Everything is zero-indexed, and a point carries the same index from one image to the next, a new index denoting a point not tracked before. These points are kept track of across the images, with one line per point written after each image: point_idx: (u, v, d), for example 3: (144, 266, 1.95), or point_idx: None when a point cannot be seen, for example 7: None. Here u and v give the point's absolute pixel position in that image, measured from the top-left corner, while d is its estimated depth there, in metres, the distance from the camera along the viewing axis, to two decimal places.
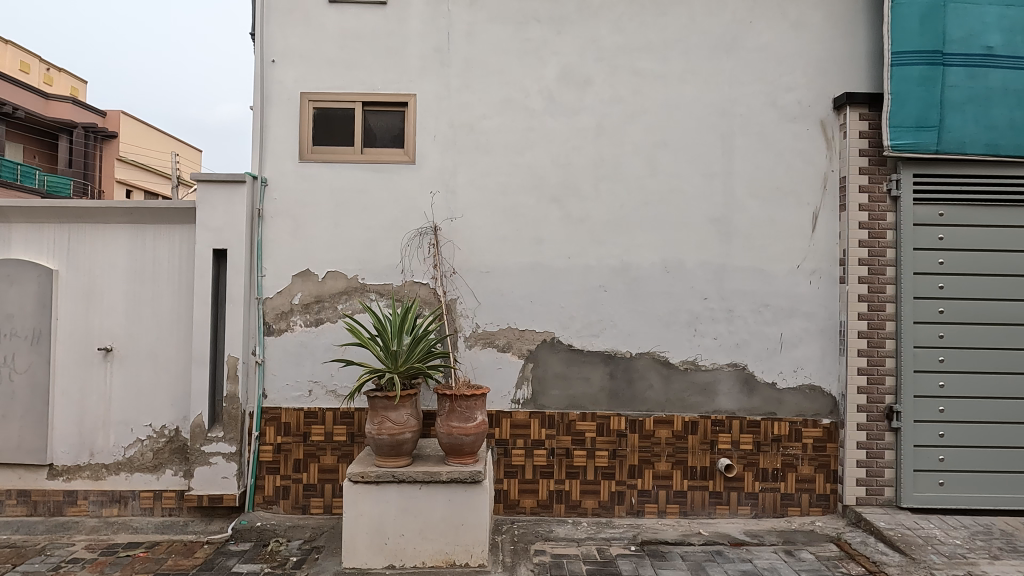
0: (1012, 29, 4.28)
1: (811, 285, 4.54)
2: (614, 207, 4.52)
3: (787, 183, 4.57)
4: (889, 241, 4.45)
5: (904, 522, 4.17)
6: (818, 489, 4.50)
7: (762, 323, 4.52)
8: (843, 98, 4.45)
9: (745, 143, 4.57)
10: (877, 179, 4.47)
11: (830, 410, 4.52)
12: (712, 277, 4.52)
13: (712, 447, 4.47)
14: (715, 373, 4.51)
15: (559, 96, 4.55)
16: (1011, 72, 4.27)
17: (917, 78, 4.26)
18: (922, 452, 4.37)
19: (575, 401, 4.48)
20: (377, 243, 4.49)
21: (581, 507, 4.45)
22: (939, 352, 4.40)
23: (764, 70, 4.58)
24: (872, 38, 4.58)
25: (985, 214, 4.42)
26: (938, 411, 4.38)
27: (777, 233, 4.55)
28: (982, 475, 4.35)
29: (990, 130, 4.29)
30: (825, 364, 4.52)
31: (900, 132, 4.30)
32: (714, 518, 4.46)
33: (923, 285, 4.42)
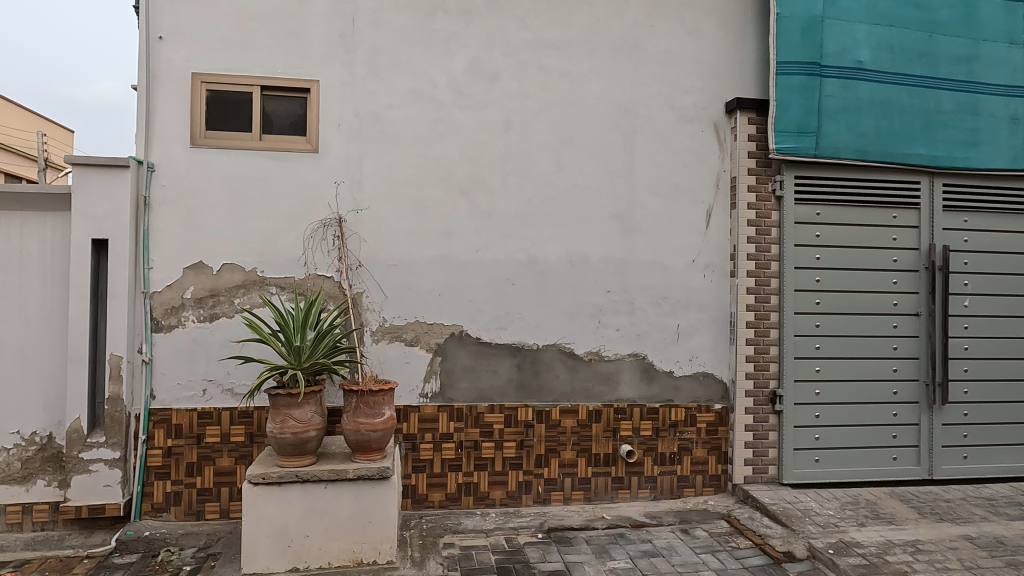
0: (878, 47, 4.72)
1: (706, 278, 4.81)
2: (522, 201, 4.58)
3: (684, 181, 4.81)
4: (773, 238, 4.79)
5: (786, 496, 4.53)
6: (711, 470, 4.78)
7: (660, 314, 4.74)
8: (734, 103, 4.74)
9: (645, 142, 4.76)
10: (763, 179, 4.79)
11: (721, 396, 4.81)
12: (615, 270, 4.68)
13: (614, 434, 4.65)
14: (618, 363, 4.68)
15: (467, 88, 4.54)
16: (877, 85, 4.71)
17: (798, 87, 4.61)
18: (801, 432, 4.75)
19: (483, 393, 4.51)
20: (277, 234, 4.30)
21: (490, 498, 4.49)
22: (816, 339, 4.80)
23: (663, 73, 4.78)
24: (759, 47, 4.90)
25: (855, 214, 4.86)
26: (814, 394, 4.77)
27: (675, 228, 4.78)
28: (852, 451, 4.80)
29: (860, 137, 4.72)
30: (716, 352, 4.81)
31: (784, 136, 4.64)
32: (617, 502, 4.63)
33: (802, 278, 4.79)
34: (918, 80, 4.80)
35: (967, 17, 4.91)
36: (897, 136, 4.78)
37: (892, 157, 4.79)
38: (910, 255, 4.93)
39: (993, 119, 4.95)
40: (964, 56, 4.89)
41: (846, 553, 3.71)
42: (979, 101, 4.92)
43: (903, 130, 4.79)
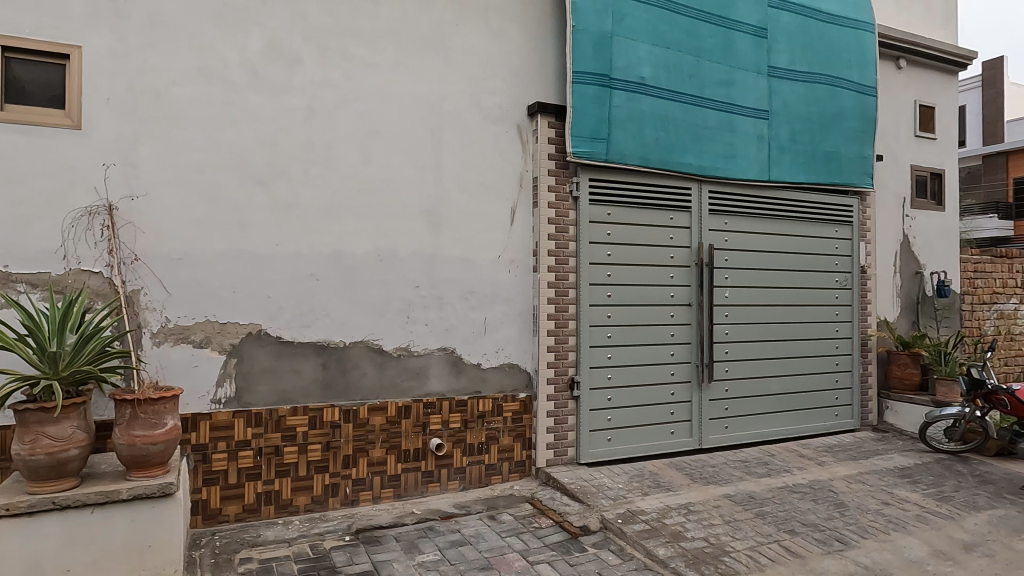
0: (657, 66, 5.28)
1: (510, 273, 5.01)
2: (326, 193, 4.39)
3: (489, 179, 4.96)
4: (571, 235, 5.13)
5: (583, 475, 4.90)
6: (516, 456, 4.99)
7: (468, 308, 4.85)
8: (535, 107, 5.00)
9: (453, 139, 4.83)
10: (562, 180, 5.11)
11: (526, 385, 5.06)
12: (423, 265, 4.69)
13: (424, 428, 4.65)
14: (427, 357, 4.70)
15: (264, 70, 4.24)
16: (656, 100, 5.27)
17: (591, 96, 4.99)
18: (596, 414, 5.17)
19: (284, 395, 4.26)
20: (26, 222, 3.66)
21: (293, 505, 4.25)
22: (608, 329, 5.24)
23: (469, 72, 4.89)
24: (557, 56, 5.22)
25: (639, 215, 5.38)
26: (607, 379, 5.22)
27: (481, 225, 4.92)
28: (638, 429, 5.33)
29: (643, 145, 5.24)
30: (521, 343, 5.05)
31: (579, 141, 4.99)
32: (426, 496, 4.65)
33: (596, 273, 5.20)
34: (689, 98, 5.45)
35: (726, 47, 5.68)
36: (673, 147, 5.39)
37: (669, 165, 5.39)
38: (684, 253, 5.59)
39: (746, 137, 5.80)
40: (724, 80, 5.65)
41: (632, 521, 4.12)
42: (735, 120, 5.73)
43: (677, 141, 5.41)
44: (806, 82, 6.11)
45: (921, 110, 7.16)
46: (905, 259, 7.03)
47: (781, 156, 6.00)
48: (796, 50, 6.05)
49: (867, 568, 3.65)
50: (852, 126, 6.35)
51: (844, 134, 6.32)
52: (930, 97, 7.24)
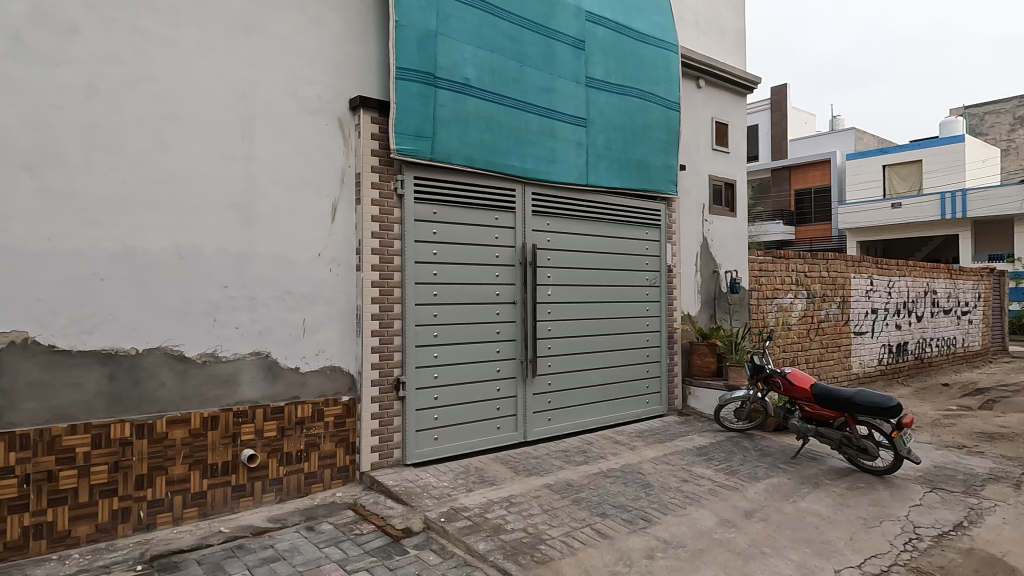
0: (481, 68, 5.37)
1: (331, 272, 4.82)
2: (113, 183, 3.90)
3: (308, 174, 4.73)
4: (396, 234, 5.05)
5: (408, 476, 4.85)
6: (338, 462, 4.82)
7: (285, 309, 4.58)
8: (357, 100, 4.85)
9: (266, 129, 4.53)
10: (386, 178, 5.01)
11: (349, 388, 4.89)
12: (233, 264, 4.35)
13: (234, 440, 4.32)
14: (237, 363, 4.37)
15: (30, 38, 3.66)
16: (481, 101, 5.36)
17: (415, 93, 4.95)
18: (422, 414, 5.14)
19: (59, 412, 3.72)
20: None
21: (72, 537, 3.72)
22: (434, 328, 5.23)
23: (284, 59, 4.61)
24: (381, 50, 5.10)
25: (465, 215, 5.44)
26: (433, 378, 5.21)
27: (299, 221, 4.67)
28: (464, 426, 5.39)
29: (468, 146, 5.30)
30: (343, 345, 4.87)
31: (403, 138, 4.92)
32: (237, 512, 4.31)
33: (422, 272, 5.17)
34: (512, 102, 5.61)
35: (548, 55, 5.93)
36: (497, 149, 5.52)
37: (493, 166, 5.52)
38: (508, 252, 5.75)
39: (566, 142, 6.10)
40: (545, 87, 5.89)
41: (454, 519, 4.15)
42: (556, 126, 6.00)
43: (502, 144, 5.55)
44: (619, 94, 6.58)
45: (717, 126, 8.01)
46: (704, 259, 7.83)
47: (598, 162, 6.41)
48: (611, 64, 6.49)
49: (665, 541, 3.99)
50: (658, 137, 6.96)
51: (652, 144, 6.90)
52: (724, 115, 8.13)
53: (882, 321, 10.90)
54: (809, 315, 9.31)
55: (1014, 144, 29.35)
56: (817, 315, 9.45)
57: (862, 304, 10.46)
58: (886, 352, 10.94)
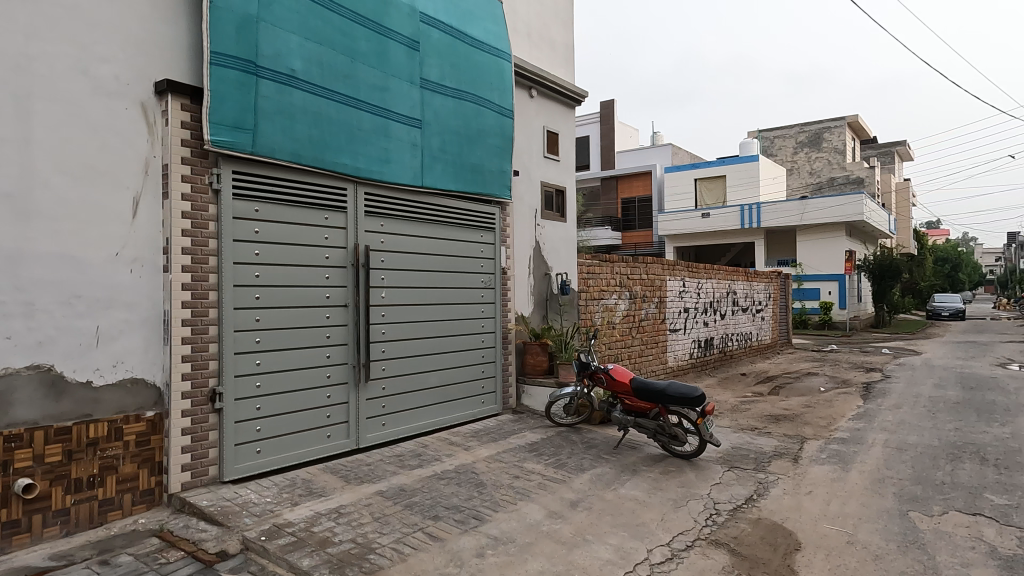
0: (309, 60, 5.12)
1: (132, 274, 4.31)
2: None
3: (103, 162, 4.19)
4: (211, 232, 4.65)
5: (226, 494, 4.48)
6: (142, 485, 4.30)
7: (72, 316, 4.02)
8: (164, 84, 4.39)
9: (48, 110, 3.94)
10: (199, 170, 4.59)
11: (155, 401, 4.41)
12: (2, 264, 3.72)
13: (5, 468, 3.67)
14: (9, 379, 3.74)
15: None
16: (308, 95, 5.11)
17: (233, 81, 4.60)
18: (242, 426, 4.78)
19: None
20: None
21: None
22: (256, 333, 4.89)
23: (71, 30, 4.05)
24: (192, 30, 4.67)
25: (290, 213, 5.16)
26: (255, 387, 4.87)
27: (91, 216, 4.12)
28: (290, 436, 5.10)
29: (293, 141, 5.04)
30: (147, 354, 4.38)
31: (220, 128, 4.55)
32: (9, 552, 3.65)
33: (242, 274, 4.81)
34: (342, 98, 5.42)
35: (380, 53, 5.81)
36: (326, 145, 5.31)
37: (322, 163, 5.29)
38: (339, 253, 5.55)
39: (400, 143, 6.02)
40: (378, 85, 5.77)
41: (276, 536, 3.90)
42: (389, 126, 5.90)
43: (331, 141, 5.34)
44: (454, 98, 6.63)
45: (548, 134, 8.37)
46: (537, 262, 8.14)
47: (433, 164, 6.40)
48: (445, 67, 6.52)
49: (495, 538, 4.07)
50: (493, 142, 7.11)
51: (487, 149, 7.04)
52: (554, 124, 8.52)
53: (693, 319, 12.09)
54: (631, 314, 10.05)
55: (796, 165, 34.08)
56: (638, 314, 10.24)
57: (676, 304, 11.52)
58: (696, 346, 12.15)
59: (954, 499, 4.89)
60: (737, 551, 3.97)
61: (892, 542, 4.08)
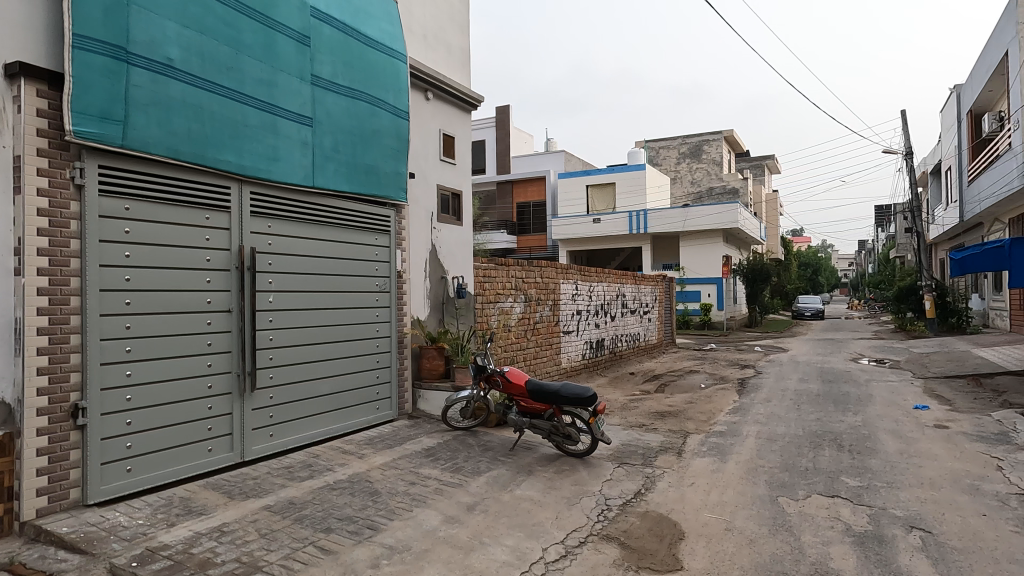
0: (188, 49, 4.80)
1: None
2: None
3: None
4: (72, 232, 4.23)
5: (90, 519, 4.08)
6: None
7: None
8: (15, 67, 3.95)
9: None
10: (58, 164, 4.16)
11: (3, 420, 3.94)
12: None
13: None
14: None
15: None
16: (187, 86, 4.79)
17: (99, 67, 4.22)
18: (109, 444, 4.37)
19: None
20: None
21: None
22: (126, 342, 4.50)
23: None
24: (50, 9, 4.23)
25: (165, 212, 4.80)
26: (125, 400, 4.48)
27: None
28: (166, 452, 4.73)
29: (170, 135, 4.69)
30: None
31: (84, 118, 4.15)
32: None
33: (109, 277, 4.41)
34: (225, 91, 5.12)
35: (268, 46, 5.55)
36: (208, 141, 4.99)
37: (203, 160, 4.97)
38: (222, 256, 5.23)
39: (289, 140, 5.78)
40: (265, 80, 5.50)
41: (150, 561, 3.61)
42: (277, 122, 5.64)
43: (213, 136, 5.03)
44: (348, 97, 6.46)
45: (444, 137, 8.34)
46: (433, 265, 8.07)
47: (324, 164, 6.19)
48: (338, 65, 6.34)
49: (390, 547, 3.99)
50: (388, 143, 6.99)
51: (382, 150, 6.91)
52: (451, 127, 8.50)
53: (585, 321, 12.48)
54: (526, 317, 10.21)
55: (679, 174, 36.11)
56: (533, 317, 10.42)
57: (569, 307, 11.84)
58: (588, 347, 12.55)
59: (816, 483, 5.37)
60: (626, 544, 4.13)
61: (764, 526, 4.41)
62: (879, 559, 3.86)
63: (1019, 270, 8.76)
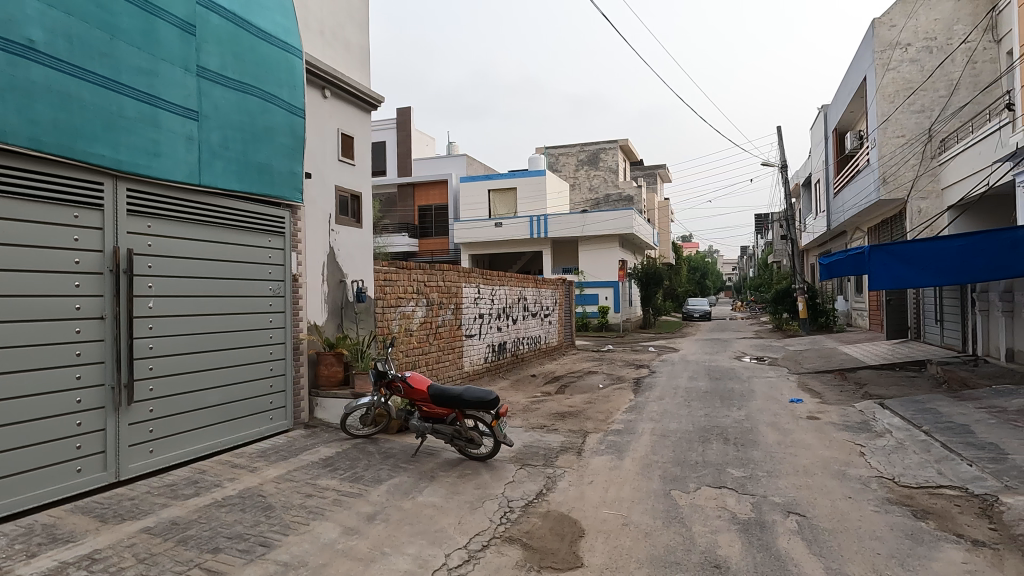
0: (52, 31, 4.37)
1: None
2: None
3: None
4: None
5: None
6: None
7: None
8: None
9: None
10: None
11: None
12: None
13: None
14: None
15: None
16: (52, 71, 4.36)
17: None
18: None
19: None
20: None
21: None
22: None
23: None
24: None
25: (26, 209, 4.33)
26: None
27: None
28: (25, 476, 4.26)
29: (32, 124, 4.25)
30: None
31: None
32: None
33: None
34: (98, 78, 4.71)
35: (147, 32, 5.16)
36: (77, 132, 4.57)
37: (72, 152, 4.54)
38: (93, 257, 4.79)
39: (171, 135, 5.39)
40: (145, 68, 5.12)
41: None
42: (159, 115, 5.26)
43: (83, 127, 4.61)
44: (237, 91, 6.12)
45: (342, 137, 8.10)
46: (331, 269, 7.81)
47: (212, 160, 5.84)
48: (227, 57, 5.99)
49: (285, 563, 3.81)
50: (282, 141, 6.70)
51: (275, 148, 6.61)
52: (349, 127, 8.27)
53: (487, 324, 12.53)
54: (428, 321, 10.11)
55: (578, 181, 37.18)
56: (435, 321, 10.34)
57: (471, 310, 11.84)
58: (490, 351, 12.61)
59: (705, 475, 5.69)
60: (528, 545, 4.17)
61: (658, 519, 4.61)
62: (761, 543, 4.13)
63: (878, 274, 9.68)
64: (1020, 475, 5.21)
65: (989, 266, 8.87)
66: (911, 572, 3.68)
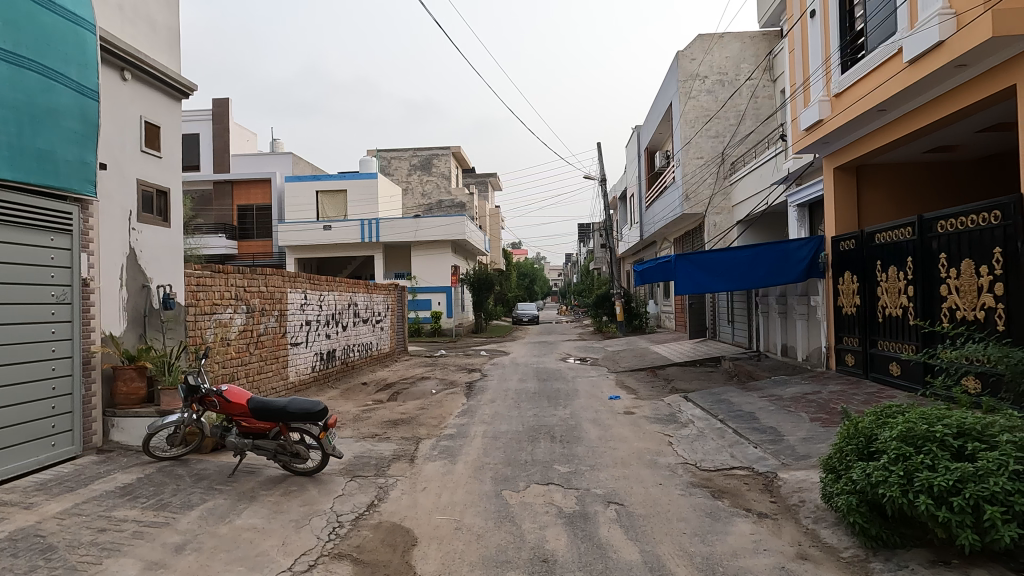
0: None
1: None
2: None
3: None
4: None
5: None
6: None
7: None
8: None
9: None
10: None
11: None
12: None
13: None
14: None
15: None
16: None
17: None
18: None
19: None
20: None
21: None
22: None
23: None
24: None
25: None
26: None
27: None
28: None
29: None
30: None
31: None
32: None
33: None
34: None
35: None
36: None
37: None
38: None
39: None
40: None
41: None
42: None
43: None
44: (9, 62, 5.24)
45: (146, 126, 7.26)
46: (130, 272, 6.93)
47: None
48: None
49: None
50: (69, 126, 5.85)
51: (59, 133, 5.75)
52: (154, 115, 7.43)
53: (314, 331, 11.94)
54: (247, 330, 9.39)
55: (410, 185, 36.95)
56: (255, 329, 9.62)
57: (296, 317, 11.20)
58: (318, 359, 12.03)
59: (534, 473, 5.91)
60: (358, 560, 4.03)
61: (489, 520, 4.70)
62: (585, 534, 4.38)
63: (682, 281, 10.77)
64: (793, 453, 6.07)
65: (769, 275, 10.23)
66: (710, 546, 4.12)
